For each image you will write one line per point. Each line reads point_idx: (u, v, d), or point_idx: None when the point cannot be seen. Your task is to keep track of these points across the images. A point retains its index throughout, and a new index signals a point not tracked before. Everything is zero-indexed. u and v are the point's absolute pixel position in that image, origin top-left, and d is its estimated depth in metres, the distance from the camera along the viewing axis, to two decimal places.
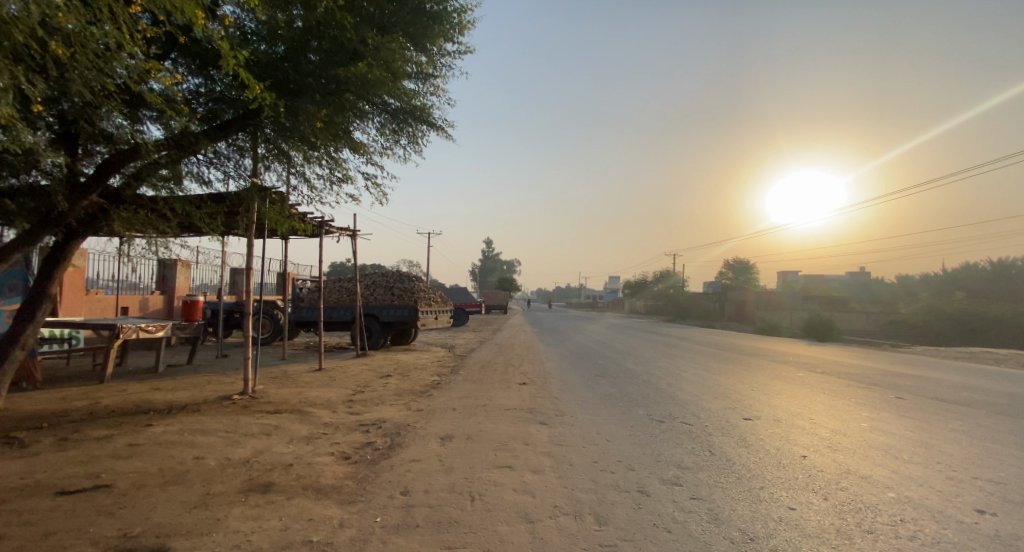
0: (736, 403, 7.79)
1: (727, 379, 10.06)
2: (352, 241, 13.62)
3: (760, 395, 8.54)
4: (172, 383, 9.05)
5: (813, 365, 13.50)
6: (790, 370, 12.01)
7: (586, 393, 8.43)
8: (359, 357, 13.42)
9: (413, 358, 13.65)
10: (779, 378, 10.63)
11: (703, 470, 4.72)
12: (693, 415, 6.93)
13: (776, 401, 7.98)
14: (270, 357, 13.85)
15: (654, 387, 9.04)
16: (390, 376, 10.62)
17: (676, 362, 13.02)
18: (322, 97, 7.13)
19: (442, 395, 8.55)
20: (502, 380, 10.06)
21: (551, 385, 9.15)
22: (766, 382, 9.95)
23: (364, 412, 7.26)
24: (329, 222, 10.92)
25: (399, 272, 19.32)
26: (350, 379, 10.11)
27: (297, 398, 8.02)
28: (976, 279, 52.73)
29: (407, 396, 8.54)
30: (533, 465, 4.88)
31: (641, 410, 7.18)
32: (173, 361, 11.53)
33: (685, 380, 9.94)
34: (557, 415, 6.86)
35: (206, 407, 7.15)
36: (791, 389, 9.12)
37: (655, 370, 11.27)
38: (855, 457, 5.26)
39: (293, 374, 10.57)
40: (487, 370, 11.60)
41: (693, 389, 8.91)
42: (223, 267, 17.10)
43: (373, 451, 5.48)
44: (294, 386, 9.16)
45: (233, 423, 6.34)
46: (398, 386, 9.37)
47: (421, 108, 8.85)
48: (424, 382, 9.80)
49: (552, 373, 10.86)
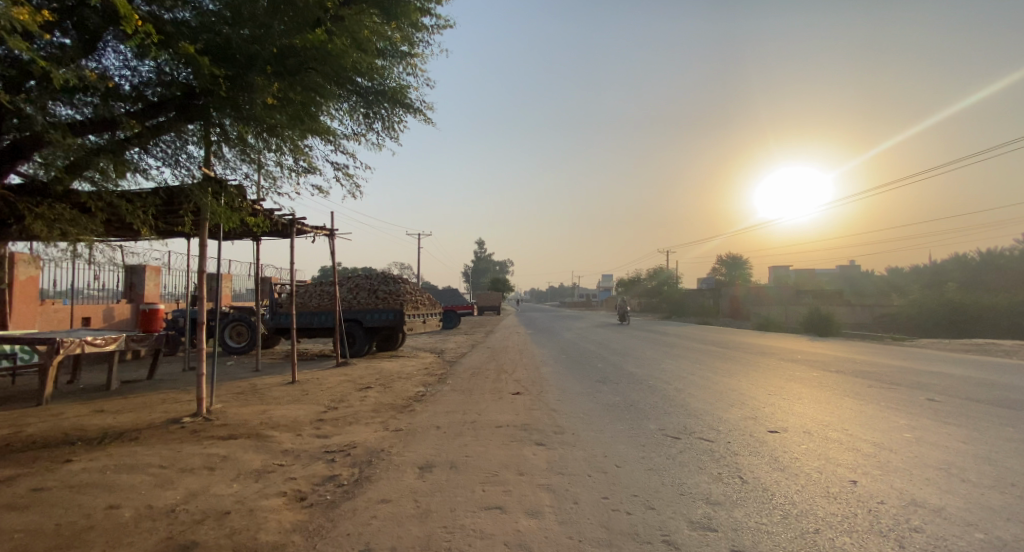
0: (756, 411, 6.91)
1: (739, 383, 9.19)
2: (330, 241, 12.69)
3: (780, 400, 7.66)
4: (121, 405, 8.08)
5: (825, 362, 12.68)
6: (803, 369, 11.15)
7: (586, 403, 7.52)
8: (339, 367, 12.41)
9: (397, 367, 12.71)
10: (794, 378, 9.76)
11: (739, 507, 3.80)
12: (712, 429, 6.03)
13: (800, 408, 7.10)
14: (243, 368, 12.84)
15: (661, 394, 8.15)
16: (369, 388, 9.66)
17: (680, 363, 12.15)
18: (277, 72, 6.21)
19: (425, 410, 7.61)
20: (494, 389, 9.13)
21: (547, 394, 8.25)
22: (782, 384, 9.07)
23: (333, 435, 6.30)
24: (299, 219, 9.99)
25: (384, 273, 18.32)
26: (325, 392, 9.16)
27: (259, 419, 7.03)
28: (969, 267, 52.51)
29: (385, 412, 7.58)
30: (530, 504, 3.96)
31: (651, 424, 6.27)
32: (131, 377, 10.53)
33: (693, 384, 9.07)
34: (555, 433, 5.94)
35: (147, 434, 6.18)
36: (811, 392, 8.26)
37: (658, 373, 10.39)
38: (915, 480, 4.38)
39: (263, 388, 9.58)
40: (478, 377, 10.66)
41: (704, 396, 8.02)
42: (193, 273, 16.07)
43: (334, 488, 4.53)
44: (260, 403, 8.19)
45: (173, 454, 5.36)
46: (377, 400, 8.43)
47: (395, 90, 7.92)
48: (407, 395, 8.84)
49: (548, 379, 9.94)
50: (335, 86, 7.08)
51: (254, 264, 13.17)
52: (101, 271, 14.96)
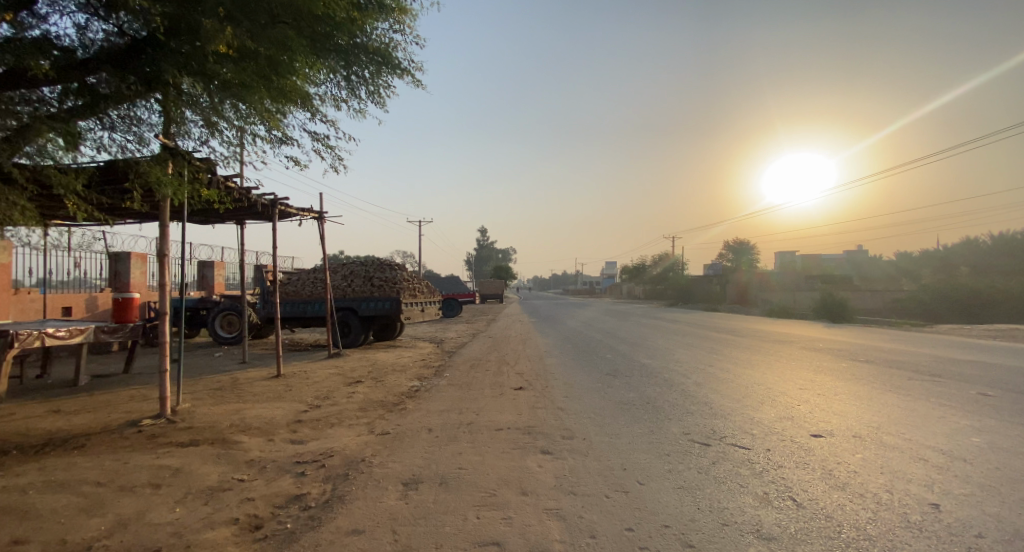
0: (792, 410, 6.07)
1: (764, 375, 8.35)
2: (319, 225, 11.85)
3: (816, 396, 6.82)
4: (82, 403, 7.33)
5: (850, 351, 11.82)
6: (829, 359, 10.31)
7: (598, 401, 6.69)
8: (330, 358, 11.65)
9: (393, 358, 11.95)
10: (823, 370, 8.92)
11: (802, 545, 2.96)
12: (746, 433, 5.20)
13: (841, 406, 6.26)
14: (230, 361, 12.11)
15: (681, 390, 7.31)
16: (360, 382, 8.88)
17: (695, 353, 11.30)
18: (233, 16, 5.37)
19: (418, 408, 6.81)
20: (494, 383, 8.32)
21: (553, 390, 7.44)
22: (812, 377, 8.23)
23: (310, 440, 5.51)
24: (281, 199, 9.21)
25: (380, 260, 17.37)
26: (310, 387, 8.39)
27: (230, 420, 6.25)
28: (982, 251, 51.16)
29: (373, 411, 6.78)
30: (537, 538, 3.15)
31: (674, 427, 5.45)
32: (104, 371, 9.81)
33: (714, 378, 8.22)
34: (564, 439, 5.13)
35: (97, 441, 5.41)
36: (847, 386, 7.42)
37: (674, 365, 9.55)
38: (1011, 502, 3.54)
39: (244, 383, 8.82)
40: (478, 370, 9.86)
41: (728, 391, 7.19)
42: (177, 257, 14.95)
43: (298, 513, 3.73)
44: (236, 401, 7.41)
45: (117, 468, 4.58)
46: (366, 396, 7.65)
47: (382, 49, 7.02)
48: (399, 391, 8.04)
49: (554, 372, 9.14)
50: (309, 42, 6.21)
51: (237, 250, 12.41)
52: (81, 258, 14.17)
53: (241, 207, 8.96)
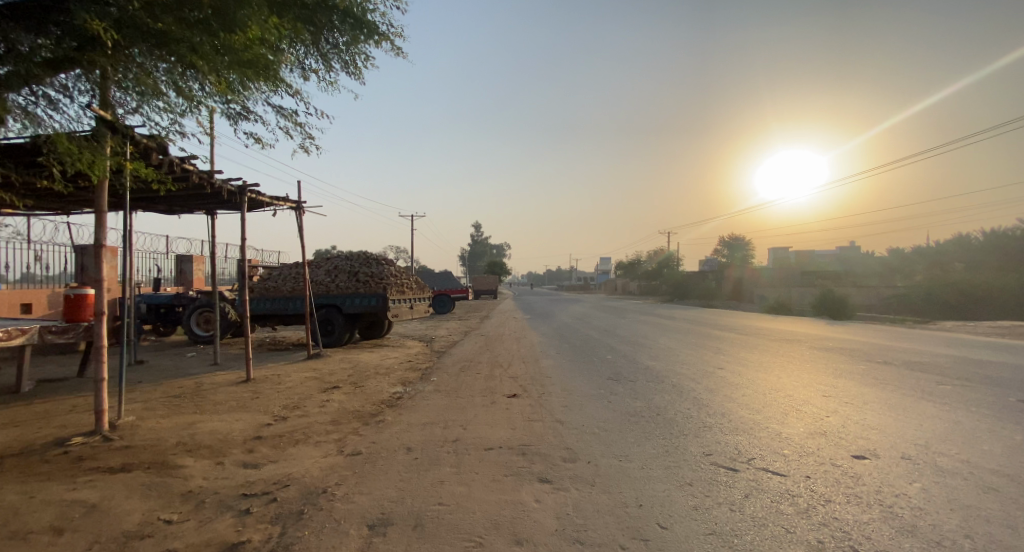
0: (823, 424, 5.30)
1: (780, 380, 7.60)
2: (296, 216, 10.98)
3: (844, 405, 6.08)
4: (17, 415, 6.45)
5: (863, 350, 11.12)
6: (846, 360, 9.59)
7: (601, 413, 5.91)
8: (309, 360, 10.80)
9: (378, 359, 11.11)
10: (842, 372, 8.20)
11: None
12: (778, 455, 4.42)
13: (877, 418, 5.51)
14: (200, 362, 11.23)
15: (692, 398, 6.54)
16: (337, 388, 8.04)
17: (700, 354, 10.54)
18: None
19: (397, 422, 5.98)
20: (484, 390, 7.52)
21: (551, 398, 6.65)
22: (833, 381, 7.49)
23: (265, 463, 4.67)
24: (250, 186, 8.39)
25: (365, 254, 16.47)
26: (281, 394, 7.55)
27: (178, 438, 5.40)
28: (975, 246, 50.99)
29: (346, 424, 5.95)
30: None
31: (692, 446, 4.67)
32: (56, 375, 8.91)
33: (726, 383, 7.46)
34: (565, 463, 4.34)
35: (11, 466, 4.56)
36: (876, 393, 6.68)
37: (679, 368, 8.78)
38: None
39: (208, 389, 7.96)
40: (467, 373, 9.05)
41: (745, 400, 6.42)
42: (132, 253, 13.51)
43: None
44: (193, 412, 6.55)
45: (18, 505, 3.74)
46: (340, 405, 6.82)
47: (357, 12, 6.40)
48: (378, 399, 7.21)
49: (550, 376, 8.34)
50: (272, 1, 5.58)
51: (207, 242, 11.57)
52: (42, 251, 13.21)
53: (204, 192, 8.16)
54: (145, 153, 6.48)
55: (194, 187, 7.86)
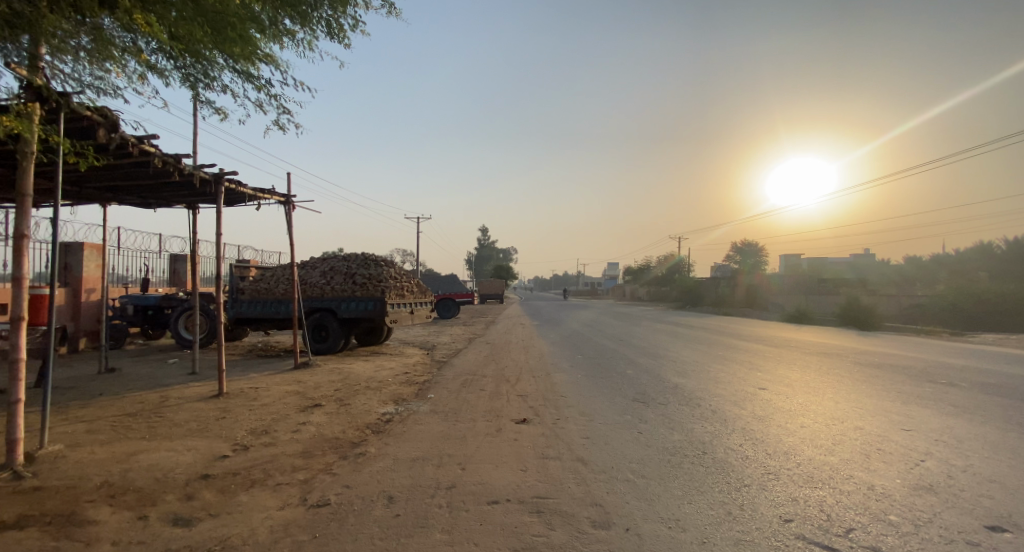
0: (922, 473, 4.13)
1: (839, 406, 6.42)
2: (286, 211, 9.92)
3: (932, 443, 4.91)
4: None
5: (917, 367, 9.88)
6: (903, 380, 8.39)
7: (632, 450, 4.77)
8: (295, 370, 9.76)
9: (372, 370, 10.05)
10: (908, 396, 7.00)
11: None
12: (885, 525, 3.24)
13: (988, 466, 4.32)
14: (178, 371, 10.21)
15: (741, 431, 5.37)
16: (320, 406, 6.97)
17: (732, 370, 9.35)
18: None
19: (381, 456, 4.87)
20: (489, 412, 6.40)
21: (569, 427, 5.53)
22: (903, 408, 6.30)
23: (201, 519, 3.57)
24: (227, 174, 7.40)
25: (364, 254, 15.25)
26: (252, 414, 6.48)
27: (106, 478, 4.32)
28: (997, 255, 49.29)
29: (319, 459, 4.84)
30: None
31: (763, 507, 3.50)
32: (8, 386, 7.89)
33: (776, 410, 6.29)
34: (597, 531, 3.21)
35: None
36: (964, 426, 5.49)
37: (713, 388, 7.63)
38: None
39: (171, 405, 6.90)
40: (469, 389, 7.92)
41: (807, 433, 5.25)
42: (107, 249, 12.47)
43: None
44: (141, 437, 5.49)
45: None
46: (317, 431, 5.72)
47: None
48: (363, 422, 6.10)
49: (565, 396, 7.20)
50: None
51: (188, 237, 10.55)
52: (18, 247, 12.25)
53: (172, 181, 7.13)
54: (92, 131, 5.48)
55: (160, 174, 6.86)
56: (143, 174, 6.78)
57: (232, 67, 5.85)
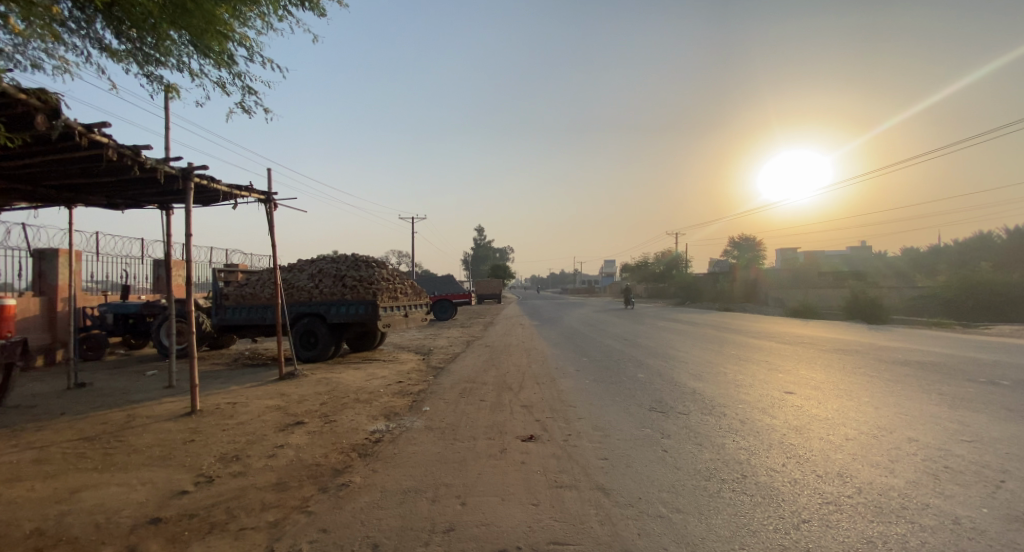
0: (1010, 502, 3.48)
1: (880, 414, 5.78)
2: (266, 209, 9.21)
3: (1002, 460, 4.27)
4: None
5: (943, 364, 9.31)
6: (936, 378, 7.79)
7: (660, 475, 4.09)
8: (280, 381, 9.06)
9: (364, 379, 9.37)
10: (951, 400, 6.38)
11: None
12: None
13: None
14: (154, 384, 9.48)
15: (780, 447, 4.71)
16: (302, 424, 6.25)
17: (750, 371, 8.73)
18: None
19: (367, 488, 4.16)
20: (491, 428, 5.71)
21: (583, 446, 4.86)
22: (952, 416, 5.68)
23: None
24: (196, 168, 6.69)
25: (355, 256, 14.48)
26: (225, 435, 5.76)
27: (36, 524, 3.59)
28: (996, 245, 48.95)
29: (296, 492, 4.14)
30: None
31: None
32: None
33: (812, 419, 5.65)
34: None
35: None
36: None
37: (736, 394, 6.98)
38: None
39: (136, 426, 6.17)
40: (468, 400, 7.24)
41: (857, 449, 4.60)
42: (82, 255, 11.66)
43: None
44: (93, 468, 4.75)
45: None
46: (296, 456, 5.01)
47: None
48: (349, 443, 5.40)
49: (574, 406, 6.54)
50: None
51: (163, 240, 9.81)
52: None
53: (132, 176, 6.41)
54: (30, 118, 4.66)
55: (119, 169, 6.15)
56: (100, 168, 6.05)
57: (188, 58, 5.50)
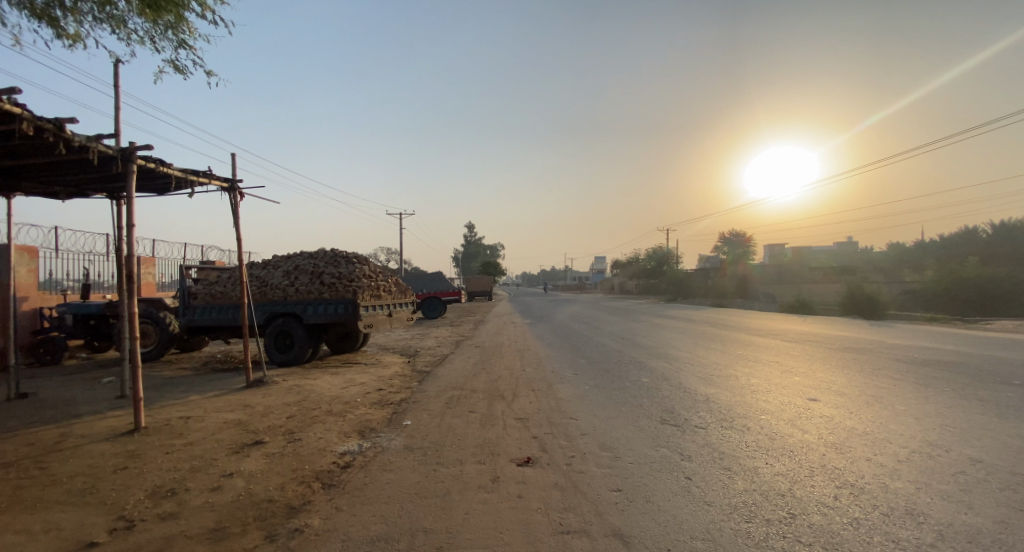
0: None
1: (926, 427, 5.03)
2: (230, 199, 8.29)
3: None
4: None
5: (965, 364, 8.65)
6: (968, 381, 7.09)
7: (691, 515, 3.30)
8: (247, 390, 8.19)
9: (341, 386, 8.51)
10: (995, 408, 5.68)
11: None
12: None
13: None
14: (106, 393, 8.55)
15: (826, 473, 3.94)
16: (261, 444, 5.38)
17: (764, 374, 7.99)
18: None
19: (324, 536, 3.32)
20: (481, 449, 4.89)
21: (591, 473, 4.05)
22: (1008, 427, 4.94)
23: None
24: (139, 147, 5.78)
25: (335, 252, 13.53)
26: (168, 460, 4.89)
27: None
28: (982, 239, 49.08)
29: (234, 542, 3.29)
30: None
31: None
32: None
33: (849, 434, 4.90)
34: None
35: None
36: None
37: (755, 402, 6.24)
38: None
39: (66, 449, 5.29)
40: (455, 412, 6.40)
41: (917, 475, 3.84)
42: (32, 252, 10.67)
43: None
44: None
45: None
46: (245, 489, 4.13)
47: None
48: (313, 470, 4.55)
49: (575, 419, 5.74)
50: None
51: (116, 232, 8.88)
52: None
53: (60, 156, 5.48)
54: None
55: (43, 147, 5.26)
56: (20, 146, 5.17)
57: (109, 11, 5.30)
